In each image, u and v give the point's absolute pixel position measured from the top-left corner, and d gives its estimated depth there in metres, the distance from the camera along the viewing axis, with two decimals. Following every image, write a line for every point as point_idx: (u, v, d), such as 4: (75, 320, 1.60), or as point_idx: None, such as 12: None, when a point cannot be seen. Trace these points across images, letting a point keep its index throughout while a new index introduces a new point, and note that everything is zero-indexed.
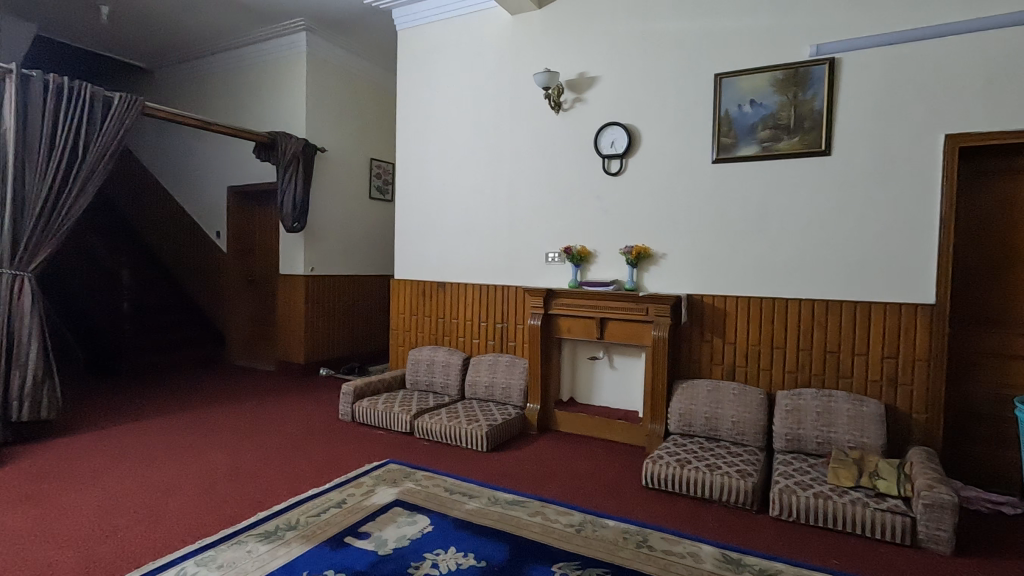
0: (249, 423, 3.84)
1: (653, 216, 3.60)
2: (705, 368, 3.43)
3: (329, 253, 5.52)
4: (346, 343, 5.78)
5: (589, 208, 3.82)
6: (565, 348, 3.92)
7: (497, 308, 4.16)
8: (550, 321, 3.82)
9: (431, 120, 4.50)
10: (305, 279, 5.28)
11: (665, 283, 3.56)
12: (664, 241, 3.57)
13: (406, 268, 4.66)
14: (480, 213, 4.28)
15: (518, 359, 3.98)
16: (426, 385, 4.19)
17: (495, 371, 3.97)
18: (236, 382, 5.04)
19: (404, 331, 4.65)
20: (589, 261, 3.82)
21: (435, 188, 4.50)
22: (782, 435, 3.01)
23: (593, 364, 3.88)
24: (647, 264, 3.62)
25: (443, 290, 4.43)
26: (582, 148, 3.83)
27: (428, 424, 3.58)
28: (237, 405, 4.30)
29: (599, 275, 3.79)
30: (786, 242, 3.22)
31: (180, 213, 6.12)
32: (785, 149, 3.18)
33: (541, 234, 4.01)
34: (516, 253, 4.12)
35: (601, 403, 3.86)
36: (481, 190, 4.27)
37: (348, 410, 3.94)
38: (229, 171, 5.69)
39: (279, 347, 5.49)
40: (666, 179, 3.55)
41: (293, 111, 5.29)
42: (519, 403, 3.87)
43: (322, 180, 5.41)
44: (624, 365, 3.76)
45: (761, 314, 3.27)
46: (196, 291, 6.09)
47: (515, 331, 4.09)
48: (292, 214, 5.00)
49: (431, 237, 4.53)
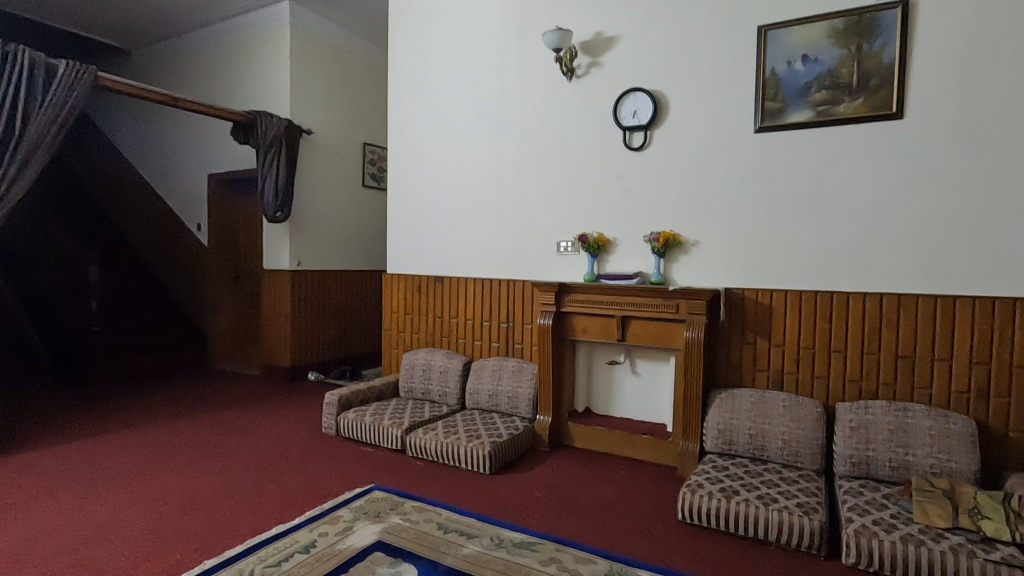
0: (219, 439, 3.36)
1: (683, 198, 3.07)
2: (747, 375, 2.91)
3: (318, 246, 5.04)
4: (337, 344, 5.30)
5: (607, 190, 3.30)
6: (580, 352, 3.42)
7: (501, 306, 3.65)
8: (563, 320, 3.32)
9: (425, 95, 4.00)
10: (290, 275, 4.80)
11: (699, 276, 3.04)
12: (696, 227, 3.04)
13: (400, 262, 4.17)
14: (481, 198, 3.77)
15: (526, 364, 3.47)
16: (422, 393, 3.70)
17: (500, 378, 3.46)
18: (214, 389, 4.57)
19: (398, 332, 4.15)
20: (608, 250, 3.31)
21: (430, 171, 4.00)
22: (846, 458, 2.48)
23: (613, 370, 3.37)
24: (676, 253, 3.10)
25: (440, 285, 3.93)
26: (598, 120, 3.31)
27: (421, 441, 3.08)
28: (210, 416, 3.83)
29: (619, 267, 3.28)
30: (846, 225, 2.69)
31: (160, 204, 5.67)
32: (847, 114, 2.65)
33: (551, 221, 3.50)
34: (523, 244, 3.61)
35: (622, 414, 3.35)
36: (481, 173, 3.77)
37: (332, 423, 3.46)
38: (210, 158, 5.23)
39: (264, 350, 5.02)
40: (698, 154, 3.02)
41: (277, 90, 4.81)
42: (527, 415, 3.36)
43: (309, 166, 4.93)
44: (649, 371, 3.25)
45: (816, 311, 2.74)
46: (177, 289, 5.63)
47: (522, 331, 3.58)
48: (274, 202, 4.51)
49: (428, 226, 4.03)
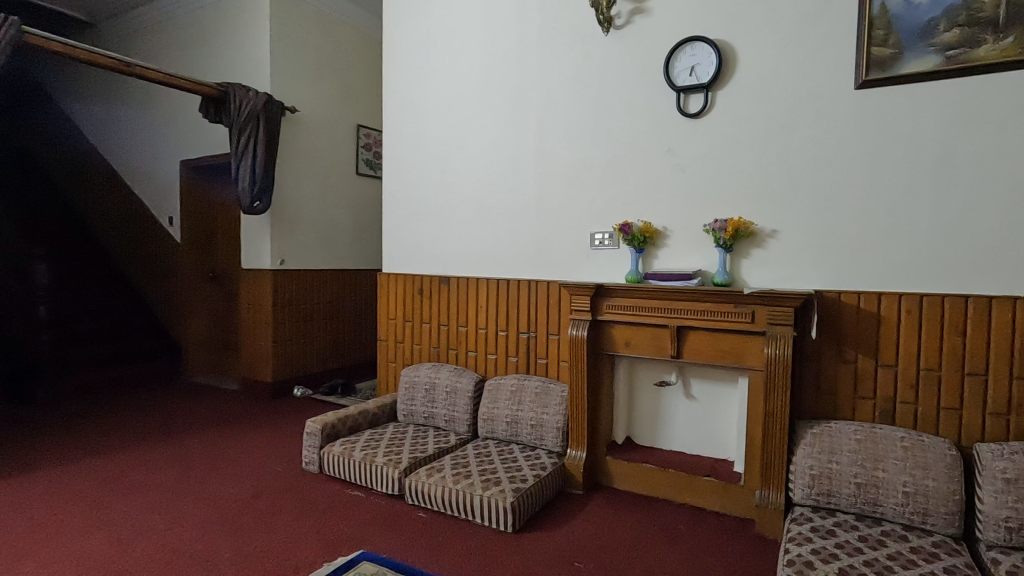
0: (175, 479, 2.74)
1: (755, 176, 2.42)
2: (845, 402, 2.25)
3: (304, 242, 4.40)
4: (328, 354, 4.65)
5: (656, 169, 2.65)
6: (620, 369, 2.78)
7: (519, 313, 3.01)
8: (599, 330, 2.68)
9: (426, 60, 3.35)
10: (272, 275, 4.16)
11: (777, 276, 2.39)
12: (774, 213, 2.39)
13: (398, 259, 3.52)
14: (495, 180, 3.12)
15: (552, 384, 2.83)
16: (425, 418, 3.08)
17: (520, 402, 2.81)
18: (183, 406, 3.95)
19: (396, 344, 3.50)
20: (656, 243, 2.65)
21: (433, 151, 3.35)
22: (999, 522, 1.82)
23: (660, 392, 2.73)
24: (747, 247, 2.45)
25: (446, 286, 3.28)
26: (644, 81, 2.66)
27: (424, 486, 2.43)
28: (172, 443, 3.21)
29: (670, 263, 2.62)
30: (983, 209, 2.04)
31: (134, 198, 5.08)
32: (989, 58, 2.00)
33: (583, 208, 2.84)
34: (547, 238, 2.96)
35: (673, 447, 2.72)
36: (495, 151, 3.11)
37: (315, 458, 2.82)
38: (185, 142, 4.62)
39: (242, 362, 4.38)
40: (776, 121, 2.37)
41: (255, 62, 4.16)
42: (555, 448, 2.72)
43: (294, 149, 4.28)
44: (708, 394, 2.61)
45: (943, 321, 2.09)
46: (149, 292, 5.02)
47: (547, 343, 2.93)
48: (250, 188, 3.82)
49: (431, 217, 3.38)
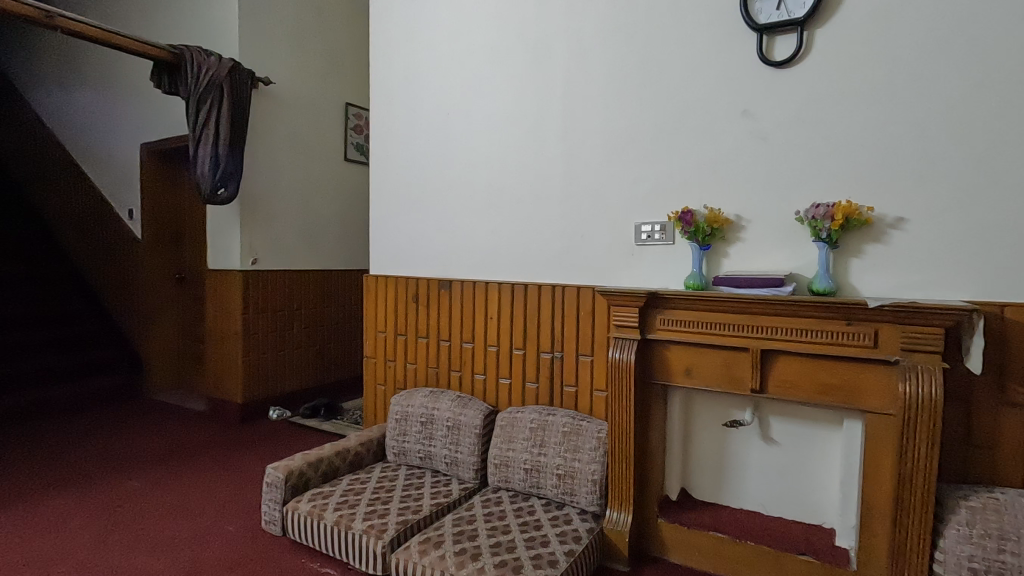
0: (92, 548, 2.10)
1: (872, 147, 1.76)
2: (1008, 462, 1.60)
3: (282, 239, 3.76)
4: (310, 368, 4.01)
5: (726, 139, 1.98)
6: (675, 402, 2.14)
7: (540, 327, 2.36)
8: (649, 352, 2.04)
9: (422, 10, 2.70)
10: (242, 277, 3.53)
11: (904, 281, 1.73)
12: (899, 194, 1.72)
13: (389, 258, 2.87)
14: (508, 158, 2.47)
15: (585, 422, 2.17)
16: (420, 459, 2.44)
17: (543, 444, 2.17)
18: (133, 434, 3.33)
19: (385, 363, 2.85)
20: (726, 239, 2.00)
21: (430, 124, 2.70)
22: None
23: (728, 432, 2.10)
24: (858, 242, 1.79)
25: (447, 292, 2.63)
26: (710, 20, 1.99)
27: (416, 570, 1.78)
28: (104, 492, 2.58)
29: (746, 264, 1.97)
30: None
31: (91, 189, 4.45)
32: None
33: (624, 192, 2.18)
34: (576, 232, 2.30)
35: (744, 504, 2.08)
36: (508, 122, 2.46)
37: (276, 517, 2.17)
38: (148, 123, 4.00)
39: (209, 379, 3.74)
40: (904, 67, 1.71)
41: (222, 23, 3.50)
42: (590, 508, 2.07)
43: (271, 129, 3.64)
44: (796, 438, 1.98)
45: None
46: (109, 296, 4.40)
47: (578, 366, 2.28)
48: (212, 173, 3.16)
49: (428, 207, 2.73)
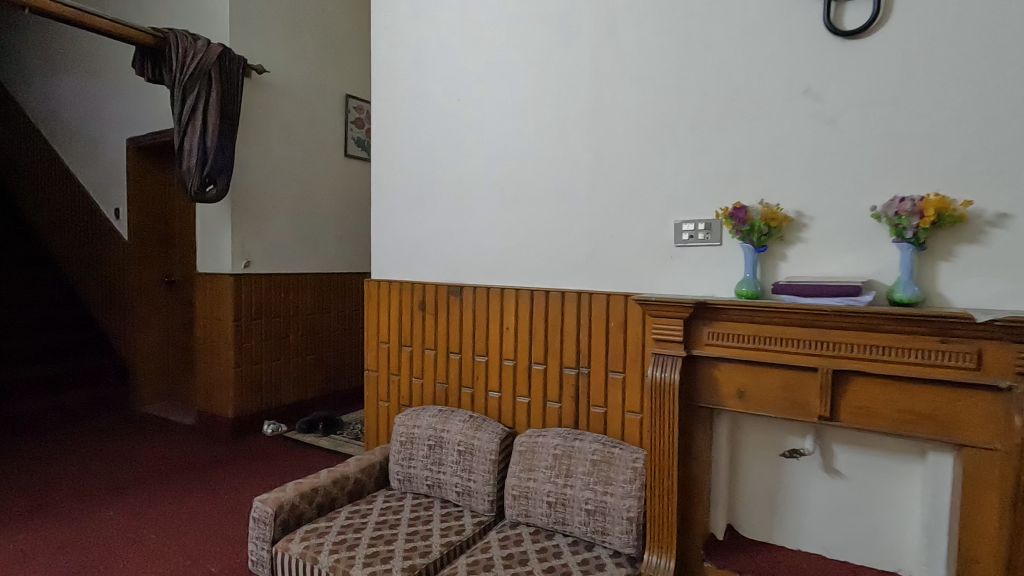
0: None
1: (966, 131, 1.48)
2: None
3: (277, 240, 3.49)
4: (307, 378, 3.75)
5: (784, 123, 1.71)
6: (722, 427, 1.86)
7: (564, 338, 2.09)
8: (693, 371, 1.76)
9: None
10: (233, 282, 3.26)
11: (1007, 290, 1.44)
12: (1002, 185, 1.44)
13: (393, 262, 2.60)
14: (526, 148, 2.20)
15: (617, 449, 1.90)
16: (428, 487, 2.16)
17: (568, 474, 1.90)
18: (114, 452, 3.07)
19: (388, 377, 2.59)
20: (784, 241, 1.72)
21: (438, 112, 2.43)
22: None
23: (783, 462, 1.82)
24: (949, 242, 1.51)
25: (457, 298, 2.36)
26: None
27: None
28: (76, 525, 2.31)
29: (808, 269, 1.69)
30: None
31: (75, 187, 4.19)
32: None
33: (662, 187, 1.91)
34: (606, 233, 2.03)
35: (803, 545, 1.81)
36: (525, 108, 2.19)
37: (264, 558, 1.89)
38: (136, 117, 3.74)
39: (198, 392, 3.48)
40: (1007, 35, 1.43)
41: (211, 6, 3.24)
42: (625, 550, 1.79)
43: (265, 121, 3.38)
44: (866, 470, 1.70)
45: None
46: (94, 301, 4.15)
47: (607, 384, 2.00)
48: (199, 168, 2.90)
49: (435, 205, 2.45)
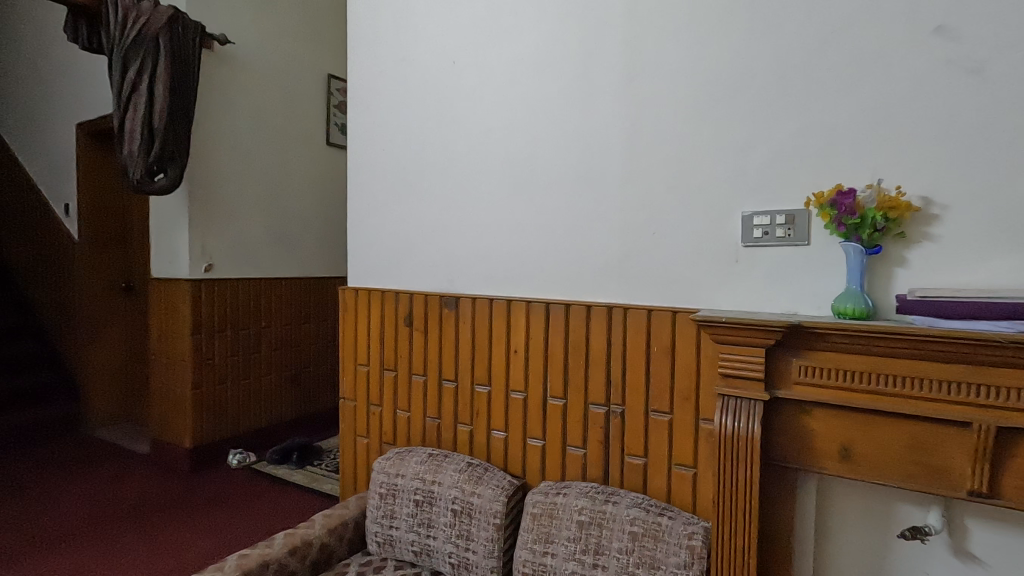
0: None
1: None
2: None
3: (245, 240, 3.01)
4: (282, 397, 3.27)
5: (902, 76, 1.23)
6: (805, 490, 1.38)
7: (590, 367, 1.61)
8: (774, 419, 1.28)
9: None
10: (190, 288, 2.78)
11: None
12: None
13: (374, 266, 2.11)
14: (540, 120, 1.72)
15: (664, 516, 1.42)
16: (414, 555, 1.68)
17: (600, 551, 1.41)
18: (45, 492, 2.58)
19: (368, 407, 2.10)
20: (902, 239, 1.24)
21: (428, 79, 1.95)
22: None
23: (891, 541, 1.33)
24: None
25: (452, 312, 1.88)
26: None
27: None
28: None
29: (938, 279, 1.21)
30: None
31: (23, 180, 3.71)
32: None
33: (723, 167, 1.43)
34: (646, 230, 1.55)
35: None
36: (539, 69, 1.71)
37: None
38: (87, 98, 3.26)
39: (153, 415, 2.99)
40: None
41: None
42: None
43: (230, 102, 2.90)
44: (1016, 559, 1.22)
45: None
46: (42, 310, 3.66)
47: (648, 428, 1.52)
48: (145, 153, 2.43)
49: (424, 195, 1.98)
